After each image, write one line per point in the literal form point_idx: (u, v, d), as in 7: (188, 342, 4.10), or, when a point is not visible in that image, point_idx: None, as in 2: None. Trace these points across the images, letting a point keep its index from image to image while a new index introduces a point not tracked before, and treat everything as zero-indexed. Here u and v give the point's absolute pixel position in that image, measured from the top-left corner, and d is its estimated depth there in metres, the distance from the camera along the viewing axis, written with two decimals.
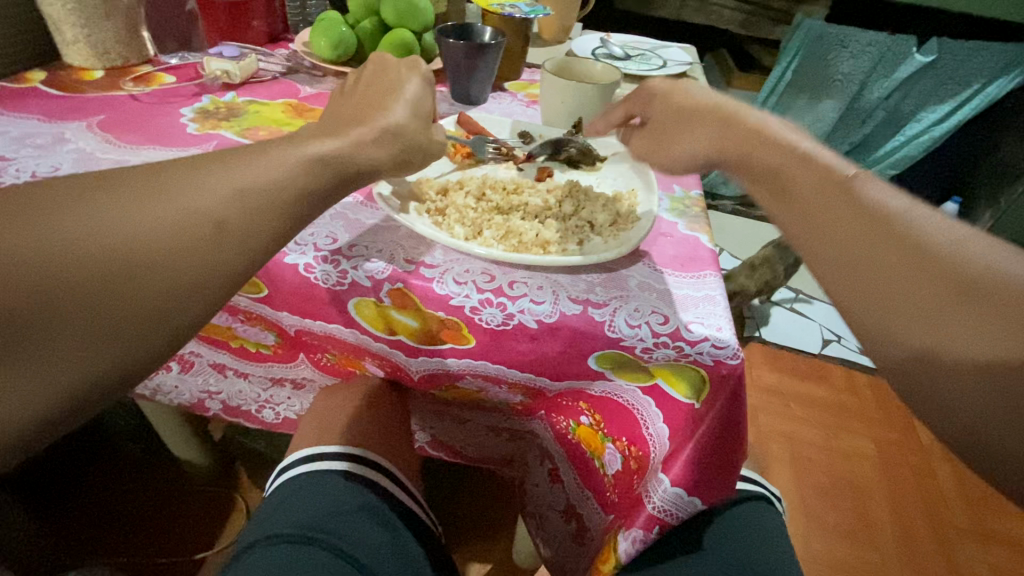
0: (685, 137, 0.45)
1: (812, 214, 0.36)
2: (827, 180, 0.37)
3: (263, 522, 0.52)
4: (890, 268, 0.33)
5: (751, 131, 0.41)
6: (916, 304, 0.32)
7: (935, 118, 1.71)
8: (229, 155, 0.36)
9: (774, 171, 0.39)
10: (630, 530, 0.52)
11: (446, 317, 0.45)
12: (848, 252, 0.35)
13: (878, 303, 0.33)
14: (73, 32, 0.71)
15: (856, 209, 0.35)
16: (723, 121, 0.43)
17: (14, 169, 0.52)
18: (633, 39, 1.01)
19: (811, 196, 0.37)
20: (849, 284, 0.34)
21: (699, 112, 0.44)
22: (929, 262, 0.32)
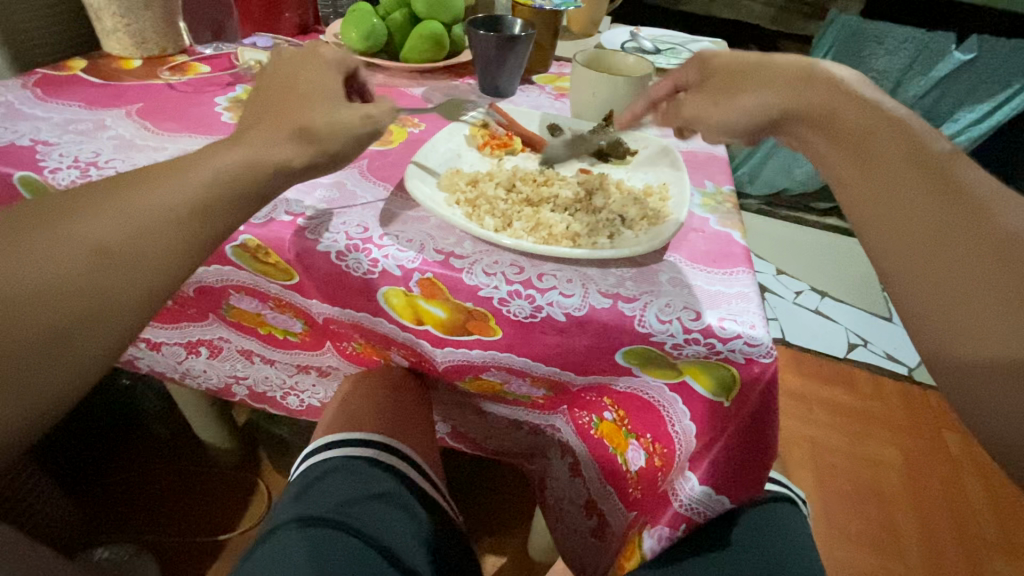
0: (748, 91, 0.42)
1: (880, 187, 0.35)
2: (904, 153, 0.35)
3: (290, 504, 0.53)
4: (949, 247, 0.33)
5: (828, 89, 0.39)
6: (966, 292, 0.32)
7: (974, 118, 1.61)
8: (190, 172, 0.40)
9: (848, 135, 0.37)
10: (656, 527, 0.51)
11: (474, 307, 0.45)
12: (913, 232, 0.34)
13: (933, 289, 0.33)
14: (113, 21, 0.72)
15: (922, 179, 0.34)
16: (795, 76, 0.40)
17: (58, 153, 0.53)
18: (663, 33, 1.00)
19: (884, 169, 0.36)
20: (907, 264, 0.34)
21: (767, 70, 0.42)
22: (992, 247, 0.32)
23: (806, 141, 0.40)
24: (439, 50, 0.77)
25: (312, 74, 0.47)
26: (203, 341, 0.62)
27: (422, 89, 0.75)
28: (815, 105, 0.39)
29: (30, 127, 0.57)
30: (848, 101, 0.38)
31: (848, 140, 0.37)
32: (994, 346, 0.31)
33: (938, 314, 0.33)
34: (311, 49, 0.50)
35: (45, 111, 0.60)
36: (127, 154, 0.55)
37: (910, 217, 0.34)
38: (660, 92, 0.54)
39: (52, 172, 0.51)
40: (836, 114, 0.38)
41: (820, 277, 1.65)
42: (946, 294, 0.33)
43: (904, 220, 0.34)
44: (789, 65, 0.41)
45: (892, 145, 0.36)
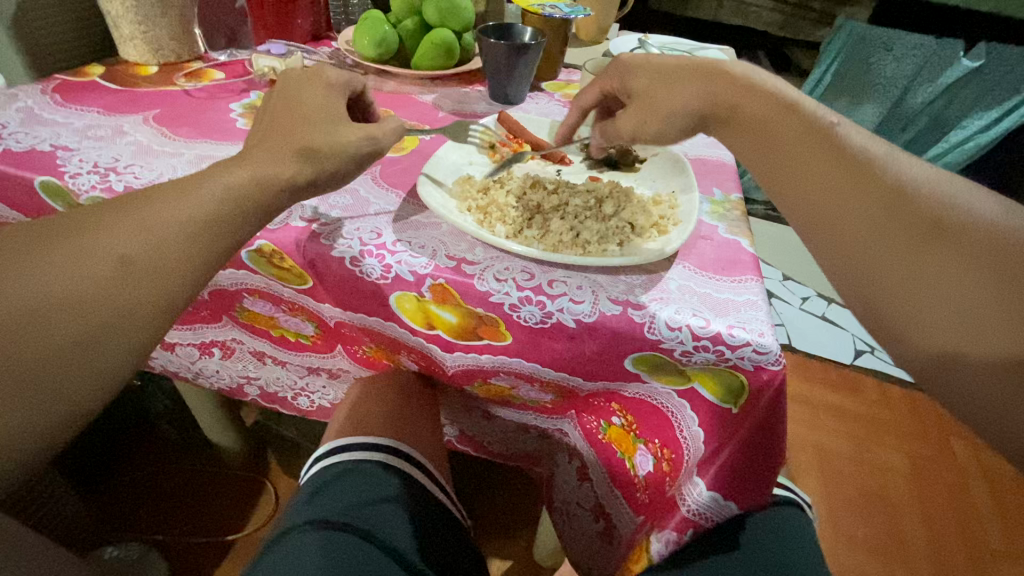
0: (674, 93, 0.48)
1: (798, 163, 0.42)
2: (808, 131, 0.43)
3: (302, 506, 0.53)
4: (858, 209, 0.39)
5: (740, 85, 0.46)
6: (892, 246, 0.38)
7: (981, 126, 1.60)
8: (206, 182, 0.41)
9: (763, 123, 0.44)
10: (664, 532, 0.53)
11: (485, 313, 0.45)
12: (828, 200, 0.40)
13: (852, 248, 0.39)
14: (130, 28, 0.74)
15: (833, 156, 0.41)
16: (711, 77, 0.47)
17: (78, 159, 0.54)
18: (671, 40, 1.00)
19: (793, 146, 0.43)
20: (856, 240, 0.39)
21: (684, 76, 0.48)
22: (901, 201, 0.38)
23: (743, 148, 0.46)
24: (450, 57, 0.78)
25: (312, 97, 0.49)
26: (216, 343, 0.63)
27: (433, 96, 0.75)
28: (736, 112, 0.46)
29: (50, 132, 0.58)
30: (754, 92, 0.45)
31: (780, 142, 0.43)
32: (949, 305, 0.35)
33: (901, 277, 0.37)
34: (311, 71, 0.52)
35: (65, 117, 0.62)
36: (143, 161, 0.55)
37: (852, 199, 0.39)
38: (588, 97, 0.58)
39: (72, 178, 0.52)
40: (765, 121, 0.44)
41: (826, 283, 1.65)
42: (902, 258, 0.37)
43: (847, 204, 0.39)
44: (703, 70, 0.48)
45: (822, 140, 0.42)
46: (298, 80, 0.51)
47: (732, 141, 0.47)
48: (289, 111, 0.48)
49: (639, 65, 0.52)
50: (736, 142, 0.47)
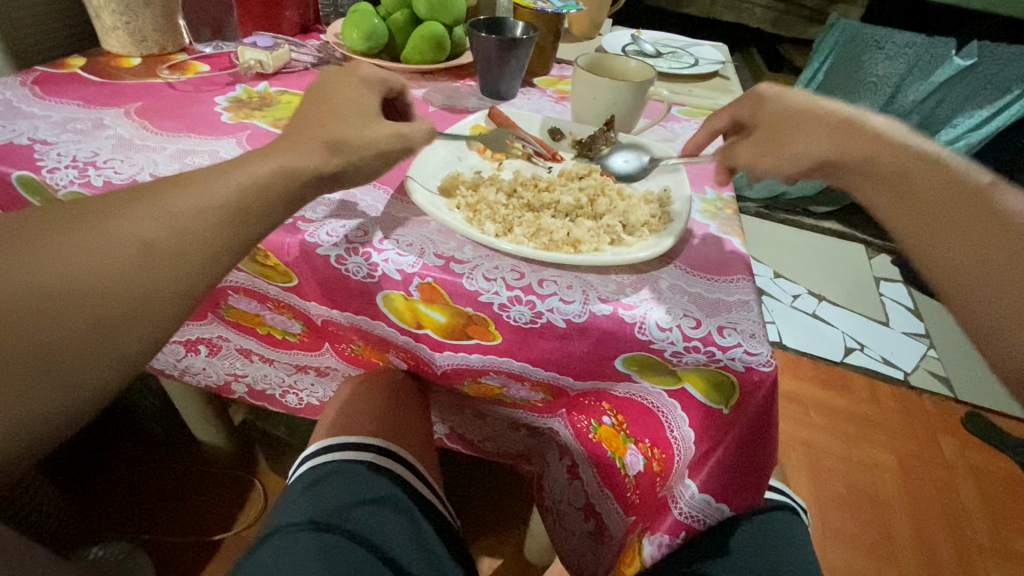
0: (798, 139, 0.46)
1: (940, 227, 0.40)
2: (960, 194, 0.40)
3: (289, 506, 0.53)
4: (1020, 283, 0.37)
5: (873, 135, 0.43)
6: None
7: (974, 123, 1.58)
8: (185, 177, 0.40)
9: (902, 178, 0.41)
10: (656, 534, 0.51)
11: (474, 312, 0.45)
12: (986, 270, 0.38)
13: (1006, 325, 0.37)
14: (112, 19, 0.72)
15: (980, 222, 0.39)
16: (840, 126, 0.44)
17: (56, 153, 0.53)
18: (665, 37, 1.00)
19: (941, 207, 0.40)
20: (985, 292, 0.38)
21: (815, 117, 0.46)
22: None
23: (857, 186, 0.44)
24: (440, 51, 0.77)
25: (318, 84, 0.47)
26: (201, 341, 0.62)
27: (423, 91, 0.74)
28: (866, 149, 0.43)
29: (29, 125, 0.57)
30: (892, 147, 0.42)
31: (905, 182, 0.41)
32: None
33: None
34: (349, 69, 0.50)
35: (44, 110, 0.60)
36: (125, 155, 0.54)
37: (974, 249, 0.38)
38: (718, 124, 0.58)
39: (51, 172, 0.50)
40: (892, 157, 0.42)
41: (817, 280, 1.65)
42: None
43: (971, 255, 0.38)
44: (832, 111, 0.45)
45: (947, 184, 0.40)
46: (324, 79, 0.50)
47: (859, 196, 0.44)
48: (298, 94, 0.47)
49: (778, 103, 0.49)
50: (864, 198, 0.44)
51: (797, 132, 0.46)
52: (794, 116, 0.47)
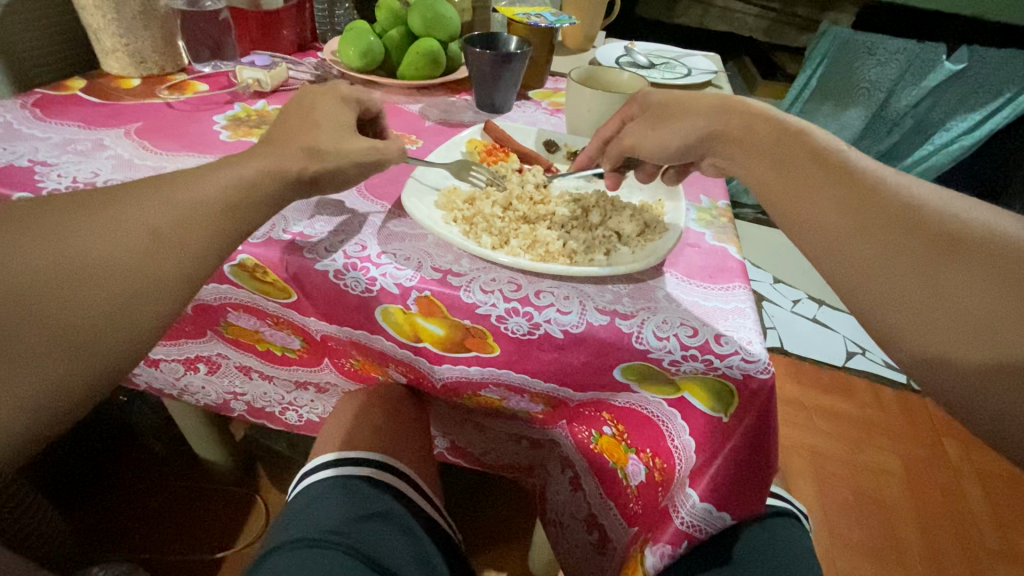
0: (684, 117, 0.49)
1: (798, 181, 0.41)
2: (819, 154, 0.41)
3: (288, 525, 0.52)
4: (856, 226, 0.37)
5: (749, 112, 0.46)
6: (891, 272, 0.35)
7: (966, 127, 1.65)
8: (176, 193, 0.40)
9: (773, 142, 0.43)
10: (658, 544, 0.50)
11: (472, 324, 0.45)
12: (827, 219, 0.38)
13: (855, 266, 0.36)
14: (112, 41, 0.73)
15: (833, 176, 0.40)
16: (722, 106, 0.48)
17: (57, 174, 0.54)
18: (658, 48, 1.01)
19: (799, 164, 0.41)
20: (826, 239, 0.38)
21: (701, 99, 0.49)
22: (912, 226, 0.36)
23: (734, 155, 0.46)
24: (436, 67, 0.78)
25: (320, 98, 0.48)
26: (201, 358, 0.62)
27: (419, 106, 0.75)
28: (740, 124, 0.46)
29: (29, 147, 0.57)
30: (760, 120, 0.45)
31: (765, 149, 0.44)
32: None
33: (864, 276, 0.36)
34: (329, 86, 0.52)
35: (44, 132, 0.61)
36: (125, 174, 0.55)
37: (822, 198, 0.39)
38: (608, 130, 0.58)
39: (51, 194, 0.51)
40: (755, 129, 0.45)
41: (817, 285, 1.66)
42: (862, 258, 0.36)
43: (815, 203, 0.39)
44: (715, 95, 0.49)
45: (805, 147, 0.42)
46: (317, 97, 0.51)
47: (739, 162, 0.46)
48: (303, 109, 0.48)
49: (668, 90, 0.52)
50: (742, 164, 0.45)
51: (685, 113, 0.49)
52: (685, 98, 0.50)
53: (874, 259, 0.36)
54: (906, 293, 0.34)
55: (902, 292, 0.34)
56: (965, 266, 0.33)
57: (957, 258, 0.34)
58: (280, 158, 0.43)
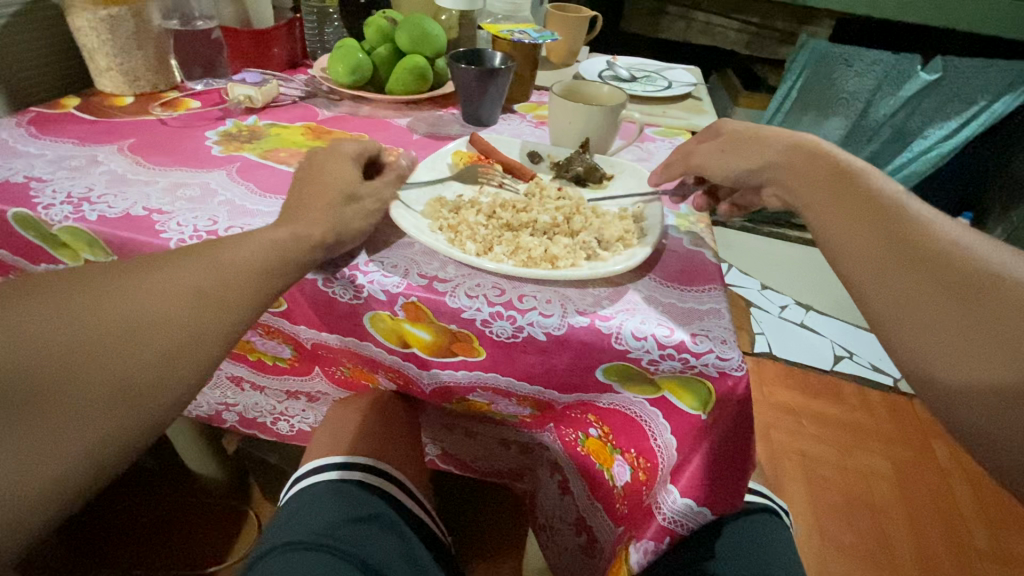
0: (750, 151, 0.52)
1: (850, 217, 0.43)
2: (873, 196, 0.43)
3: (279, 528, 0.53)
4: (902, 263, 0.39)
5: (811, 153, 0.48)
6: (925, 309, 0.37)
7: (942, 135, 1.70)
8: None
9: (830, 180, 0.46)
10: (641, 541, 0.52)
11: (458, 329, 0.46)
12: (874, 252, 0.41)
13: (896, 299, 0.38)
14: (106, 60, 0.75)
15: (885, 217, 0.42)
16: (788, 144, 0.50)
17: (51, 190, 0.55)
18: (640, 61, 1.04)
19: (852, 202, 0.43)
20: (873, 270, 0.40)
21: (767, 136, 0.52)
22: (953, 269, 0.38)
23: (792, 189, 0.48)
24: (423, 82, 0.80)
25: None
26: None
27: (407, 120, 0.77)
28: (802, 156, 0.49)
29: (24, 164, 0.59)
30: (821, 159, 0.47)
31: (823, 184, 0.46)
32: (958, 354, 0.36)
33: (898, 305, 0.38)
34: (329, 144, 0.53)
35: (39, 149, 0.62)
36: (118, 189, 0.56)
37: (867, 232, 0.41)
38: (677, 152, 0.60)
39: (46, 209, 0.52)
40: (815, 166, 0.47)
41: (803, 291, 1.68)
42: (902, 291, 0.38)
43: (863, 236, 0.41)
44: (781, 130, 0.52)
45: (858, 183, 0.45)
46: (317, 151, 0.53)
47: (795, 197, 0.48)
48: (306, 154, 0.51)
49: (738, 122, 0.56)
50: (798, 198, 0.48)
51: (751, 144, 0.52)
52: (751, 130, 0.54)
53: (913, 292, 0.38)
54: (943, 328, 0.36)
55: (936, 326, 0.37)
56: (998, 310, 0.35)
57: (992, 301, 0.36)
58: None
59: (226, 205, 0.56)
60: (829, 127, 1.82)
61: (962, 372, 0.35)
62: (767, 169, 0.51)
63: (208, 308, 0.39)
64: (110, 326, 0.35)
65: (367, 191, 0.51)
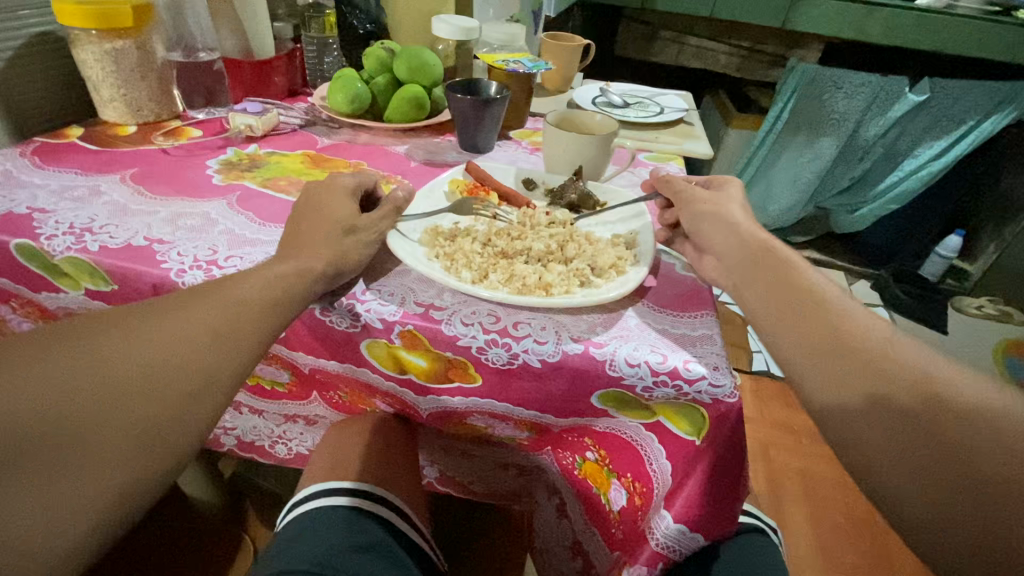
0: (701, 229, 0.54)
1: (789, 311, 0.44)
2: (809, 291, 0.44)
3: (276, 556, 0.53)
4: (840, 364, 0.39)
5: (753, 238, 0.50)
6: (865, 416, 0.37)
7: (932, 154, 1.74)
8: None
9: (771, 270, 0.47)
10: (635, 567, 0.52)
11: (454, 356, 0.47)
12: (814, 352, 0.41)
13: (838, 403, 0.39)
14: (110, 91, 0.76)
15: (820, 313, 0.42)
16: (731, 226, 0.52)
17: (54, 220, 0.56)
18: (633, 88, 1.07)
19: (790, 295, 0.44)
20: (813, 372, 0.40)
21: (714, 216, 0.53)
22: (886, 373, 0.38)
23: (735, 276, 0.49)
24: (420, 110, 0.82)
25: None
26: None
27: (405, 147, 0.79)
28: (742, 247, 0.50)
29: (28, 195, 0.60)
30: (761, 246, 0.49)
31: (763, 274, 0.47)
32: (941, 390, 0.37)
33: (841, 417, 0.38)
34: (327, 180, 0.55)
35: (43, 179, 0.63)
36: (119, 219, 0.57)
37: (805, 337, 0.42)
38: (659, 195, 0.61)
39: (49, 240, 0.53)
40: (757, 255, 0.49)
41: None
42: (843, 403, 0.38)
43: (801, 339, 0.42)
44: (726, 205, 0.54)
45: (795, 282, 0.45)
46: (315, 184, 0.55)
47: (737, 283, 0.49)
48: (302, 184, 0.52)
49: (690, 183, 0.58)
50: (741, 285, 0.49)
51: (704, 221, 0.54)
52: (698, 204, 0.55)
53: (852, 404, 0.38)
54: (882, 445, 0.36)
55: (875, 438, 0.36)
56: (934, 427, 0.35)
57: (928, 419, 0.35)
58: None
59: (226, 234, 0.57)
60: (822, 147, 1.84)
61: (906, 487, 0.35)
62: (713, 253, 0.52)
63: (208, 339, 0.39)
64: (109, 359, 0.36)
65: (365, 223, 0.52)
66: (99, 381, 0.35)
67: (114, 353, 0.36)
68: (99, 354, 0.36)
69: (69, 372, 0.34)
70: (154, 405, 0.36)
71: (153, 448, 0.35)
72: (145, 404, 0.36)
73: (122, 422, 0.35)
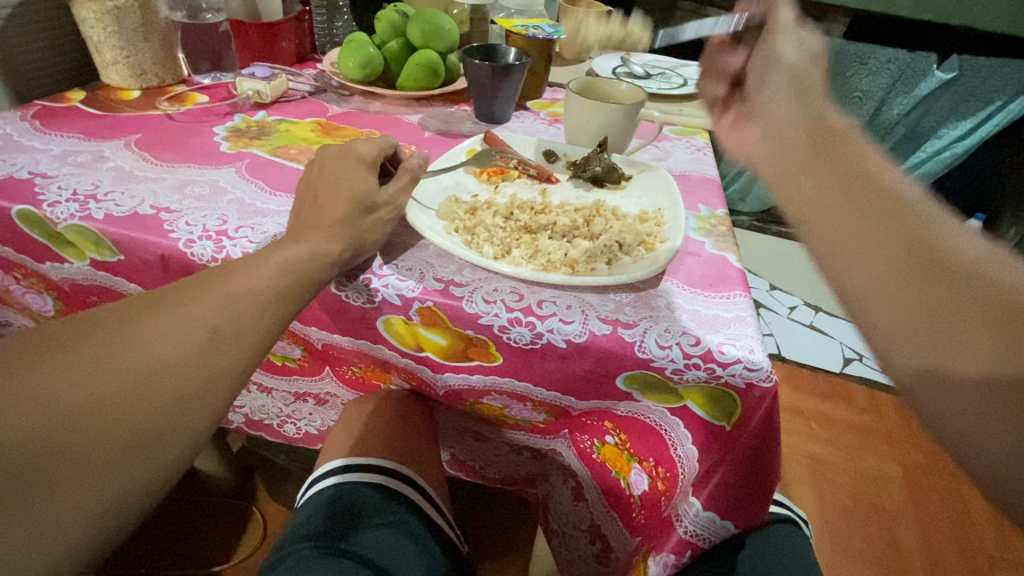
0: (776, 126, 0.46)
1: (861, 230, 0.36)
2: (883, 203, 0.37)
3: (298, 529, 0.52)
4: (924, 300, 0.33)
5: (834, 134, 0.42)
6: (948, 360, 0.32)
7: (957, 135, 1.67)
8: (212, 273, 0.39)
9: (852, 173, 0.39)
10: (661, 554, 0.51)
11: (474, 334, 0.45)
12: (887, 282, 0.35)
13: (913, 343, 0.33)
14: (112, 53, 0.73)
15: (898, 232, 0.36)
16: (811, 128, 0.43)
17: (57, 186, 0.54)
18: (654, 58, 1.03)
19: (869, 209, 0.37)
20: (891, 307, 0.34)
21: (784, 117, 0.45)
22: (979, 308, 0.32)
23: (802, 182, 0.41)
24: (435, 77, 0.79)
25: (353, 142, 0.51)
26: None
27: (418, 117, 0.76)
28: (808, 127, 0.43)
29: (29, 159, 0.57)
30: (838, 153, 0.41)
31: (840, 182, 0.39)
32: None
33: (905, 334, 0.33)
34: (346, 146, 0.50)
35: (44, 144, 0.61)
36: (125, 186, 0.55)
37: (869, 241, 0.36)
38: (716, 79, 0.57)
39: (51, 206, 0.51)
40: (835, 157, 0.41)
41: (809, 292, 1.68)
42: (913, 314, 0.33)
43: (865, 241, 0.36)
44: (800, 63, 0.48)
45: (866, 184, 0.38)
46: (326, 149, 0.51)
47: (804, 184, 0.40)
48: (321, 168, 0.49)
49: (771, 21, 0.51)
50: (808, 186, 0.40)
51: (785, 116, 0.45)
52: (768, 64, 0.49)
53: (921, 328, 0.33)
54: (955, 359, 0.32)
55: (949, 377, 0.31)
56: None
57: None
58: (310, 209, 0.45)
59: (235, 203, 0.54)
60: None
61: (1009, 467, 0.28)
62: (768, 131, 0.46)
63: (211, 325, 0.36)
64: (110, 345, 0.33)
65: None
66: (98, 364, 0.33)
67: (117, 337, 0.34)
68: (102, 338, 0.34)
69: (73, 354, 0.33)
70: (153, 391, 0.33)
71: (149, 443, 0.33)
72: (158, 400, 0.33)
73: (120, 407, 0.32)
